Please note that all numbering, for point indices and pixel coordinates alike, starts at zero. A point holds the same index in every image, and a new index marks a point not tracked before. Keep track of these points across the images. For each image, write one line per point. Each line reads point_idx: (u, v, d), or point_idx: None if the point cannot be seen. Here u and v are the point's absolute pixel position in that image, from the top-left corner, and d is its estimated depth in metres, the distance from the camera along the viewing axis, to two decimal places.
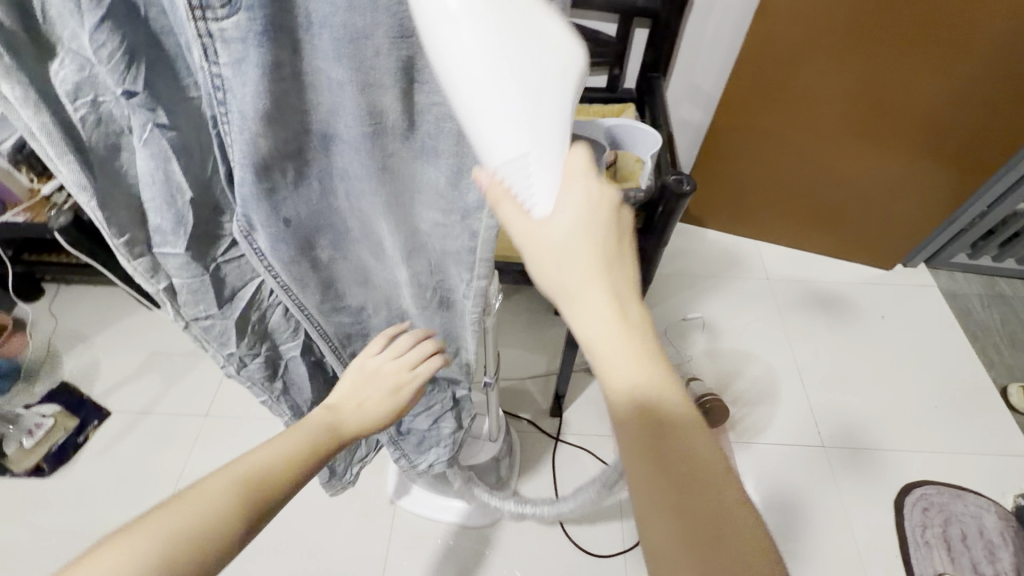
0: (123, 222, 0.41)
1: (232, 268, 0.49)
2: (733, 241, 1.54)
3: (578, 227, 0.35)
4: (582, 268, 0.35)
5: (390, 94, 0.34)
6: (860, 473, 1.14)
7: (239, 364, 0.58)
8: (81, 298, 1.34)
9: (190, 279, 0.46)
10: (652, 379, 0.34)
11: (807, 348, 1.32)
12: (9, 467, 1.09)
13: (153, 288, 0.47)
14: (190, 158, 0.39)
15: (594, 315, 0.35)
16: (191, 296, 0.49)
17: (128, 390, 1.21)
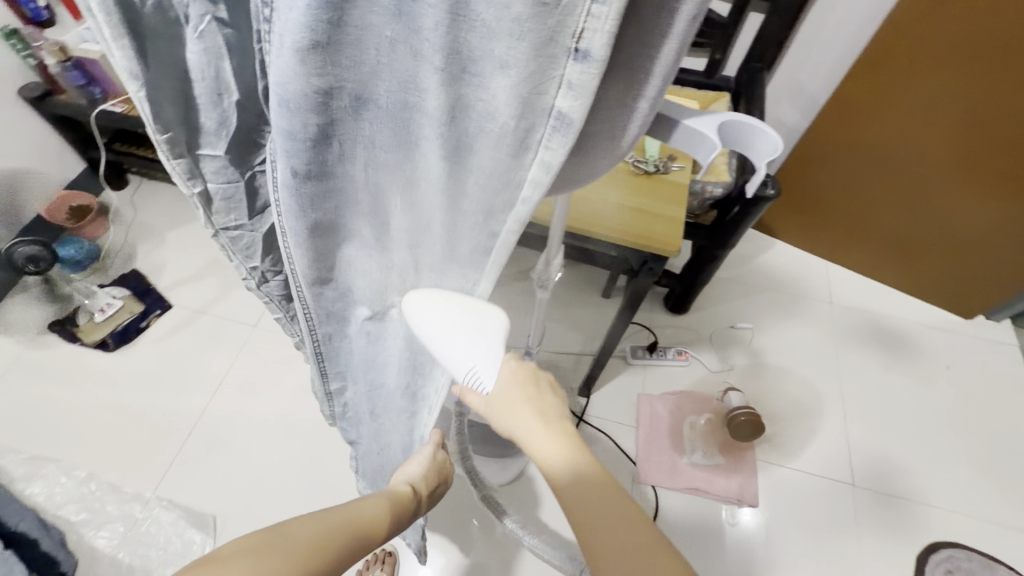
0: (169, 120, 0.35)
1: (269, 182, 0.43)
2: (802, 257, 1.46)
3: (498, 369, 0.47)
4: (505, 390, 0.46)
5: (439, 76, 0.29)
6: (885, 520, 1.09)
7: (260, 281, 0.51)
8: (160, 195, 1.42)
9: (228, 186, 0.41)
10: (577, 459, 0.44)
11: (857, 382, 1.25)
12: (80, 337, 1.18)
13: (188, 192, 0.40)
14: (245, 62, 0.35)
15: (515, 419, 0.46)
16: (228, 203, 0.43)
17: (189, 288, 1.29)
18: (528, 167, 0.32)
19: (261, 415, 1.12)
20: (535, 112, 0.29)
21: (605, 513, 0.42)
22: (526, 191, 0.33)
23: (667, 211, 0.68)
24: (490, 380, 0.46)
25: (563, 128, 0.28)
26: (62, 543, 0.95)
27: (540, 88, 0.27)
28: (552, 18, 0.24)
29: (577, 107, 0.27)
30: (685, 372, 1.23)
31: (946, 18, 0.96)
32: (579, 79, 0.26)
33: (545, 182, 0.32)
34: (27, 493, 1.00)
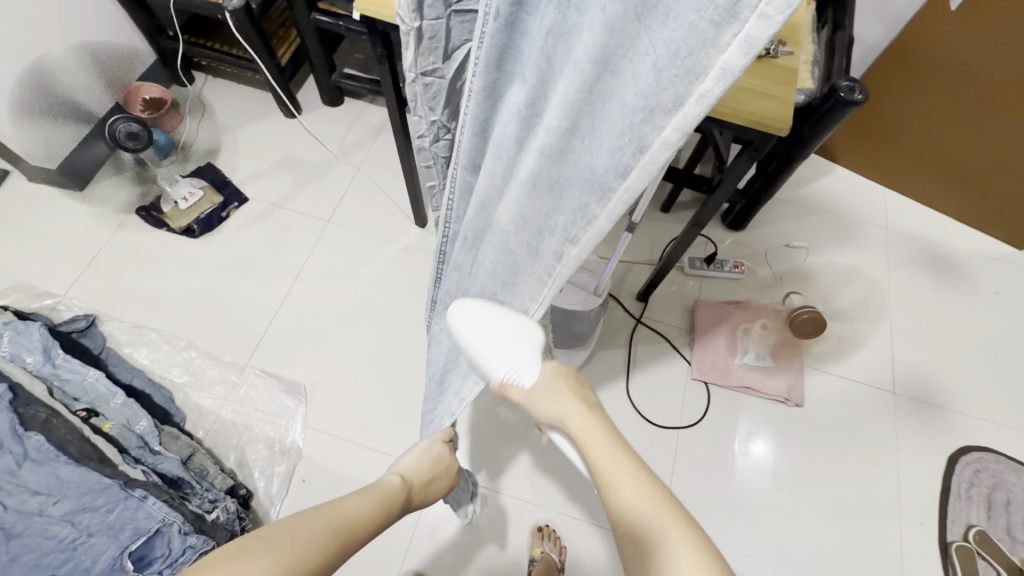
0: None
1: (461, 29, 0.44)
2: (861, 184, 1.46)
3: (552, 383, 0.57)
4: (569, 405, 0.56)
5: None
6: (922, 424, 1.16)
7: (433, 137, 0.54)
8: (228, 92, 1.44)
9: (436, 24, 0.43)
10: (645, 507, 0.49)
11: (906, 302, 1.29)
12: (167, 223, 1.24)
13: (409, 25, 0.43)
14: None
15: (602, 455, 0.52)
16: (431, 45, 0.45)
17: (264, 183, 1.33)
18: (723, 50, 0.28)
19: (339, 301, 1.19)
20: None
21: (643, 535, 0.48)
22: (707, 84, 0.30)
23: (780, 93, 0.71)
24: (545, 387, 0.57)
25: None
26: (172, 399, 1.05)
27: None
28: None
29: None
30: (739, 284, 1.28)
31: None
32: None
33: (737, 68, 0.28)
34: (134, 356, 1.10)
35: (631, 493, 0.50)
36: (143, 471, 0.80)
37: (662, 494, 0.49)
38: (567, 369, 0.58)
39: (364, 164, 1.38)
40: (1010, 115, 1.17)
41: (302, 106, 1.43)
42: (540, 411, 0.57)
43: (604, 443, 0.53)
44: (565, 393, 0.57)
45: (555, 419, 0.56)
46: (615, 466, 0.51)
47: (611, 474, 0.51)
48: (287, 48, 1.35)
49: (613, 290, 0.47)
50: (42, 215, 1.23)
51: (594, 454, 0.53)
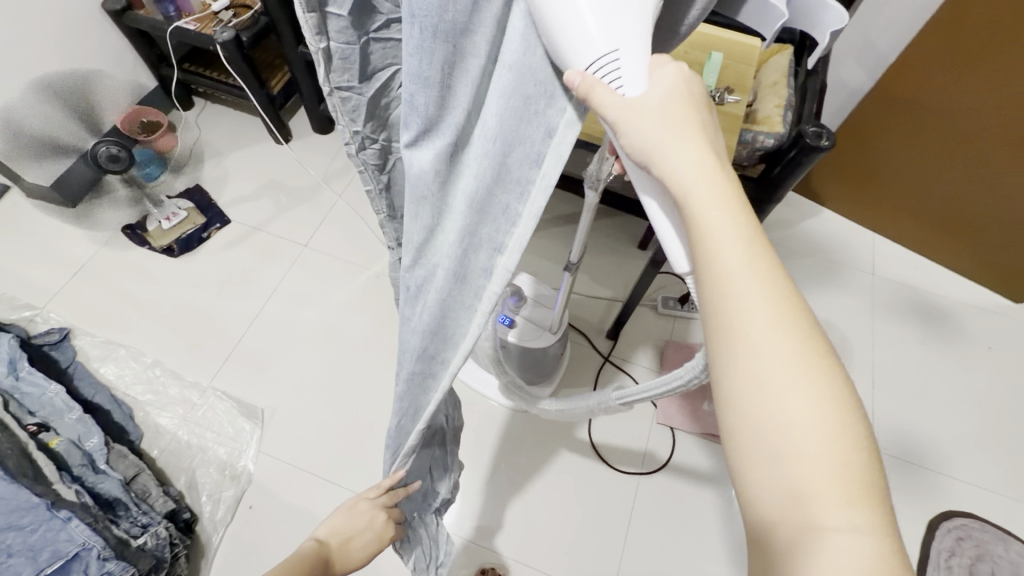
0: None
1: (382, 49, 0.37)
2: (848, 227, 1.43)
3: (669, 99, 0.33)
4: (685, 140, 0.33)
5: None
6: (901, 483, 1.10)
7: (360, 149, 0.43)
8: (223, 118, 1.49)
9: (348, 49, 0.36)
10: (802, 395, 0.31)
11: (890, 353, 1.24)
12: (149, 242, 1.28)
13: (313, 47, 0.35)
14: None
15: (690, 161, 0.32)
16: (344, 67, 0.37)
17: (247, 206, 1.37)
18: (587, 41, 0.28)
19: (306, 327, 1.20)
20: None
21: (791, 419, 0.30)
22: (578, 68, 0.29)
23: (720, 139, 0.70)
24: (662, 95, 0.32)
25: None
26: (131, 416, 1.06)
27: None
28: None
29: None
30: None
31: None
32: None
33: None
34: (101, 372, 1.12)
35: (759, 306, 0.31)
36: (75, 491, 0.82)
37: (795, 322, 0.32)
38: (700, 92, 0.34)
39: (347, 191, 1.40)
40: (998, 162, 1.13)
41: (291, 133, 1.48)
42: (640, 143, 0.33)
43: (723, 200, 0.32)
44: (686, 118, 0.33)
45: (659, 154, 0.33)
46: (754, 294, 0.31)
47: (725, 241, 0.31)
48: (279, 79, 1.41)
49: (661, 77, 0.32)
50: (35, 229, 1.28)
51: (714, 219, 0.32)
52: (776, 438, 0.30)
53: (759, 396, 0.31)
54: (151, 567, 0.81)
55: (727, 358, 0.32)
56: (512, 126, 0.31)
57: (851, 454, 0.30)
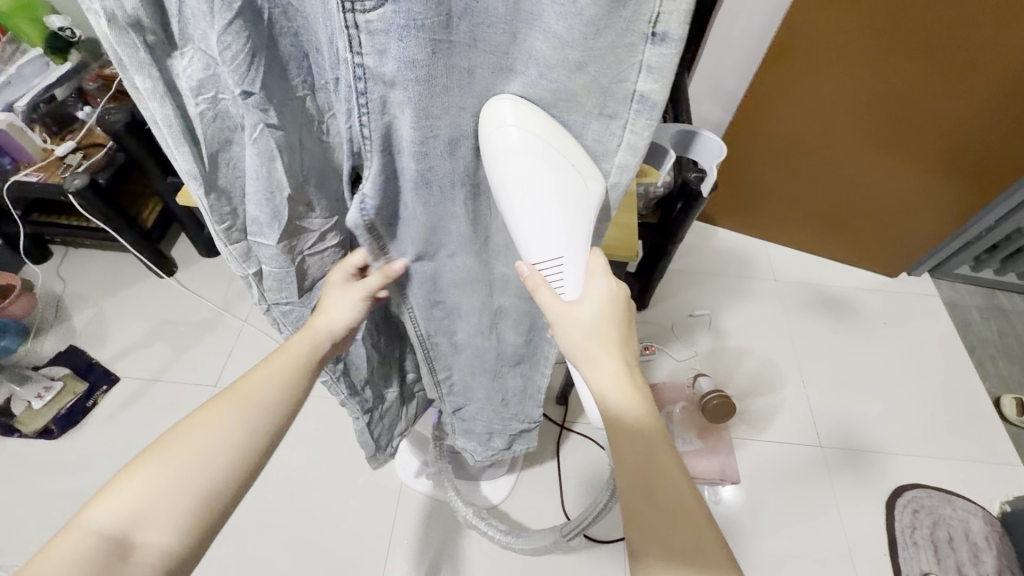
0: (225, 213, 0.45)
1: (315, 259, 0.53)
2: (743, 241, 1.56)
3: (597, 313, 0.48)
4: (603, 345, 0.47)
5: (518, 80, 0.39)
6: (854, 473, 1.17)
7: None
8: (90, 262, 1.34)
9: (280, 270, 0.51)
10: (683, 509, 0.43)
11: (809, 349, 1.34)
12: (18, 428, 1.09)
13: (245, 271, 0.50)
14: (290, 157, 0.43)
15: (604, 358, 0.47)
16: (276, 283, 0.53)
17: (138, 356, 1.21)
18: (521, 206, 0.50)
19: None
20: (617, 98, 0.38)
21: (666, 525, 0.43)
22: None
23: (623, 218, 0.73)
24: (592, 304, 0.48)
25: (645, 108, 0.38)
26: None
27: (622, 78, 0.37)
28: (632, 15, 0.33)
29: (655, 89, 0.37)
30: (655, 365, 1.28)
31: (829, 18, 1.09)
32: (657, 60, 0.35)
33: None
34: None
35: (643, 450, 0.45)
36: None
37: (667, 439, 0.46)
38: (623, 298, 0.49)
39: (253, 314, 1.30)
40: (846, 164, 1.30)
41: (177, 263, 1.36)
42: (566, 335, 0.49)
43: (609, 355, 0.47)
44: (607, 328, 0.48)
45: (578, 346, 0.48)
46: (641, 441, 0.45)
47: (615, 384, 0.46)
48: (152, 211, 1.30)
49: (594, 296, 0.48)
50: None
51: (601, 368, 0.47)
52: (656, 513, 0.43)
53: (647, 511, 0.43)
54: None
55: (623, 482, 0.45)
56: (545, 190, 0.42)
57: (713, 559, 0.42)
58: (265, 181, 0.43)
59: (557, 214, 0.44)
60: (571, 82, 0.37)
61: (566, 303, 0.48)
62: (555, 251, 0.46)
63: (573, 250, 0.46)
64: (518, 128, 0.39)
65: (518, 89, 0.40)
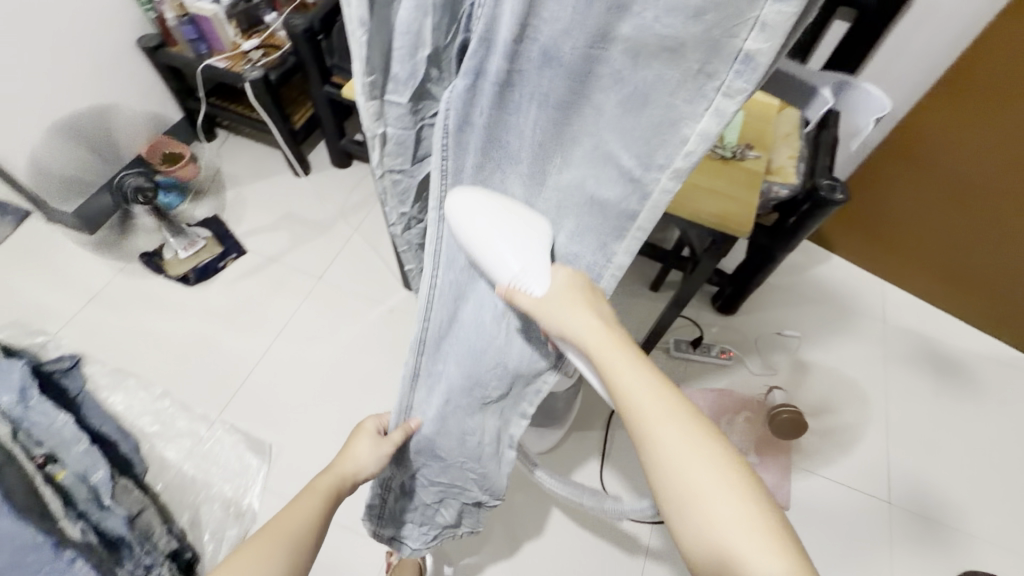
0: (375, 63, 0.42)
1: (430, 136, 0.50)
2: (857, 274, 1.44)
3: (566, 287, 0.47)
4: (583, 318, 0.46)
5: (631, 23, 0.36)
6: (919, 541, 1.07)
7: (405, 226, 0.60)
8: (243, 149, 1.53)
9: (403, 133, 0.48)
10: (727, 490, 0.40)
11: (904, 403, 1.23)
12: (166, 270, 1.29)
13: (373, 131, 0.47)
14: (440, 23, 0.41)
15: (589, 328, 0.46)
16: (396, 148, 0.50)
17: (264, 237, 1.38)
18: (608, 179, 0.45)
19: (315, 361, 1.19)
20: (721, 58, 0.35)
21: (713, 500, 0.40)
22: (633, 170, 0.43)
23: (743, 196, 0.72)
24: (556, 291, 0.47)
25: (748, 70, 0.34)
26: (138, 448, 1.05)
27: (733, 32, 0.33)
28: None
29: (764, 50, 0.34)
30: (726, 372, 1.24)
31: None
32: (776, 17, 0.32)
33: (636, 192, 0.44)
34: (110, 401, 1.11)
35: (660, 421, 0.42)
36: (80, 530, 0.79)
37: (718, 450, 0.42)
38: (585, 282, 0.48)
39: (362, 226, 1.42)
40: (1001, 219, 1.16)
41: (310, 165, 1.51)
42: (544, 319, 0.47)
43: (628, 364, 0.44)
44: (582, 307, 0.47)
45: (562, 328, 0.46)
46: (653, 412, 0.42)
47: (638, 398, 0.43)
48: (302, 114, 1.45)
49: (559, 275, 0.48)
50: (51, 258, 1.30)
51: (619, 378, 0.44)
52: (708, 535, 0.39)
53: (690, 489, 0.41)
54: None
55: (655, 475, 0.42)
56: (487, 229, 0.47)
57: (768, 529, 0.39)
58: (413, 38, 0.41)
59: (512, 255, 0.47)
60: (683, 30, 0.34)
61: (539, 298, 0.47)
62: (511, 272, 0.47)
63: (531, 262, 0.47)
64: (469, 200, 0.47)
65: (628, 34, 0.36)
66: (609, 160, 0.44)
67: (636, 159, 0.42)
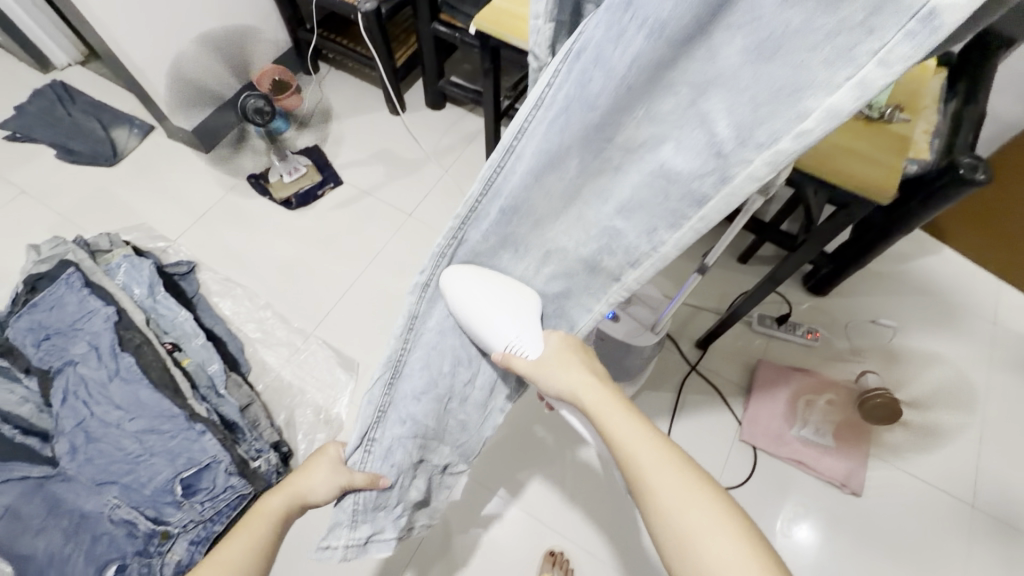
0: None
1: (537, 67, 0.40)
2: (970, 269, 1.33)
3: (557, 347, 0.51)
4: (579, 373, 0.50)
5: None
6: (1002, 547, 1.02)
7: None
8: (344, 84, 1.57)
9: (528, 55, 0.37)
10: (714, 525, 0.42)
11: (1004, 409, 1.15)
12: (271, 193, 1.37)
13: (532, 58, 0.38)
14: None
15: (574, 384, 0.50)
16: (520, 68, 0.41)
17: (360, 170, 1.43)
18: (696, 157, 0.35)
19: (402, 292, 1.25)
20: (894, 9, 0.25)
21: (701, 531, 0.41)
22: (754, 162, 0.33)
23: (886, 159, 0.67)
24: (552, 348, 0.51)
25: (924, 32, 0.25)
26: (242, 350, 1.15)
27: None
28: None
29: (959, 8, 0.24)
30: (810, 352, 1.20)
31: None
32: None
33: (733, 176, 0.34)
34: (220, 306, 1.22)
35: (645, 458, 0.45)
36: (206, 408, 0.91)
37: (710, 488, 0.44)
38: (577, 341, 0.53)
39: (452, 168, 1.45)
40: None
41: (406, 104, 1.54)
42: (539, 377, 0.51)
43: (614, 412, 0.48)
44: (572, 365, 0.51)
45: (553, 383, 0.51)
46: (638, 444, 0.46)
47: (626, 437, 0.46)
48: (405, 52, 1.46)
49: (551, 336, 0.52)
50: (171, 171, 1.41)
51: (608, 425, 0.48)
52: (695, 560, 0.41)
53: (679, 528, 0.42)
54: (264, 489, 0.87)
55: (646, 508, 0.44)
56: (477, 291, 0.47)
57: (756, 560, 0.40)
58: None
59: (511, 321, 0.49)
60: None
61: (532, 360, 0.50)
62: (505, 339, 0.50)
63: (521, 336, 0.49)
64: (465, 278, 0.47)
65: None
66: (699, 123, 0.34)
67: (731, 130, 0.32)
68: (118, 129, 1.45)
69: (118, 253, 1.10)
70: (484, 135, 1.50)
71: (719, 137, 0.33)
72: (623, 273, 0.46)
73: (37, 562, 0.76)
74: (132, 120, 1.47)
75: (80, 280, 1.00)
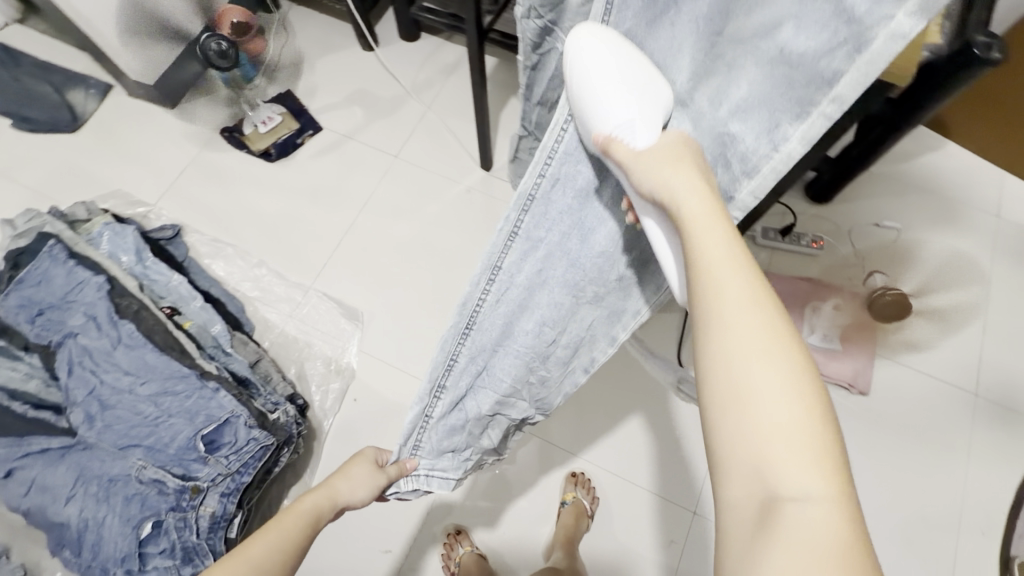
0: None
1: None
2: (976, 163, 1.30)
3: (670, 143, 0.49)
4: (683, 166, 0.47)
5: None
6: (1002, 429, 1.07)
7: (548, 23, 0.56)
8: (309, 21, 1.45)
9: None
10: (788, 405, 0.39)
11: (1006, 299, 1.16)
12: (247, 145, 1.30)
13: None
14: None
15: (685, 188, 0.45)
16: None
17: (339, 114, 1.36)
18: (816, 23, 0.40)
19: (397, 238, 1.21)
20: None
21: (767, 388, 0.39)
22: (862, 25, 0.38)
23: None
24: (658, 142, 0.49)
25: None
26: (243, 309, 1.13)
27: None
28: None
29: None
30: (816, 261, 1.19)
31: None
32: None
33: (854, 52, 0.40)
34: (213, 268, 1.18)
35: (732, 288, 0.41)
36: (216, 366, 0.90)
37: (798, 353, 0.40)
38: (693, 142, 0.49)
39: (435, 103, 1.37)
40: None
41: (378, 39, 1.43)
42: (634, 167, 0.48)
43: (710, 219, 0.44)
44: (682, 166, 0.47)
45: (641, 179, 0.48)
46: (733, 280, 0.42)
47: (724, 278, 0.42)
48: None
49: (668, 135, 0.49)
50: (139, 131, 1.33)
51: (705, 259, 0.43)
52: (751, 433, 0.38)
53: (744, 385, 0.39)
54: (286, 440, 0.88)
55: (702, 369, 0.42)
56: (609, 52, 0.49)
57: (821, 453, 0.38)
58: None
59: (632, 95, 0.48)
60: None
61: (637, 148, 0.49)
62: (614, 122, 0.49)
63: (642, 113, 0.48)
64: (594, 43, 0.49)
65: None
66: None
67: None
68: (73, 90, 1.35)
69: (98, 222, 1.04)
70: (465, 65, 1.40)
71: (852, 6, 0.39)
72: (736, 188, 0.50)
73: (74, 527, 0.79)
74: (86, 79, 1.36)
75: (64, 252, 0.96)
